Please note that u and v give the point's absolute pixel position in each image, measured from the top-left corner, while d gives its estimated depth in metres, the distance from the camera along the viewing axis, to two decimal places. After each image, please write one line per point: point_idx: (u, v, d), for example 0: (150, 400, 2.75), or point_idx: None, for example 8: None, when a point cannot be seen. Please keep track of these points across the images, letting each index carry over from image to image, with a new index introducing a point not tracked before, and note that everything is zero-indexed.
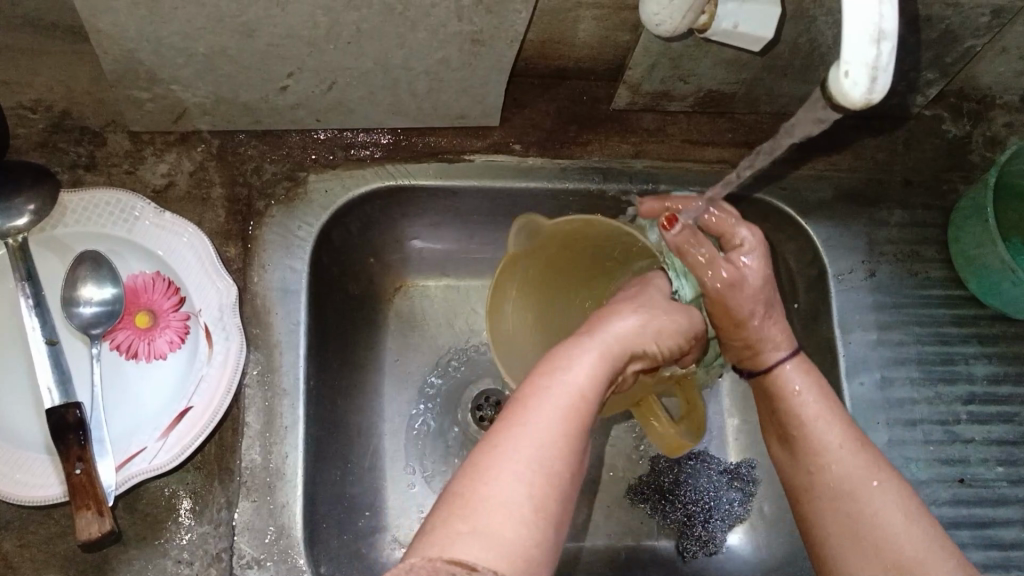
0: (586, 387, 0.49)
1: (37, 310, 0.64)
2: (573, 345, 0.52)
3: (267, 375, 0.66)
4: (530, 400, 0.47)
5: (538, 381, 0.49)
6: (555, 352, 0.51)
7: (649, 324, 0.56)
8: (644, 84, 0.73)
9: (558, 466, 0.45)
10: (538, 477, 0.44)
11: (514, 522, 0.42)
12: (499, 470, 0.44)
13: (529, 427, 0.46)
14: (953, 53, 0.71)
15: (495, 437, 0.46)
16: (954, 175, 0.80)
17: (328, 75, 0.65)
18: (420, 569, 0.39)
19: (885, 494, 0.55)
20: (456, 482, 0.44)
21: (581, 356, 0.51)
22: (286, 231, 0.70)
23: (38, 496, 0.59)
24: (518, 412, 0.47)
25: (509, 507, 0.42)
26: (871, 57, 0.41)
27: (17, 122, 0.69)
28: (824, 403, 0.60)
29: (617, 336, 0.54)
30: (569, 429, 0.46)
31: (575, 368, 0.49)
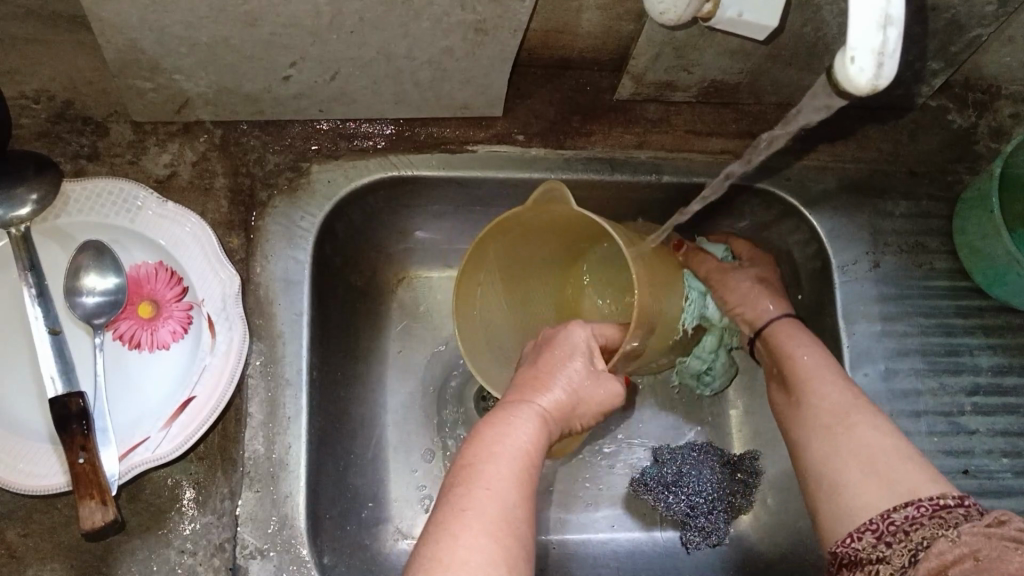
0: (519, 454, 0.53)
1: (40, 300, 0.63)
2: (513, 412, 0.56)
3: (270, 366, 0.66)
4: (473, 478, 0.51)
5: (482, 456, 0.53)
6: (497, 419, 0.56)
7: (570, 395, 0.60)
8: (648, 74, 0.72)
9: (516, 539, 0.49)
10: (502, 549, 0.47)
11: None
12: (462, 550, 0.47)
13: (475, 502, 0.49)
14: (959, 42, 0.70)
15: (450, 518, 0.49)
16: (959, 166, 0.80)
17: (332, 65, 0.65)
18: None
19: (866, 429, 0.57)
20: (428, 553, 0.47)
21: (521, 424, 0.55)
22: (289, 222, 0.70)
23: (42, 486, 0.59)
24: (466, 492, 0.50)
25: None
26: (878, 42, 0.41)
27: (19, 112, 0.69)
28: (820, 357, 0.65)
29: (544, 402, 0.58)
30: (517, 503, 0.50)
31: (510, 444, 0.54)
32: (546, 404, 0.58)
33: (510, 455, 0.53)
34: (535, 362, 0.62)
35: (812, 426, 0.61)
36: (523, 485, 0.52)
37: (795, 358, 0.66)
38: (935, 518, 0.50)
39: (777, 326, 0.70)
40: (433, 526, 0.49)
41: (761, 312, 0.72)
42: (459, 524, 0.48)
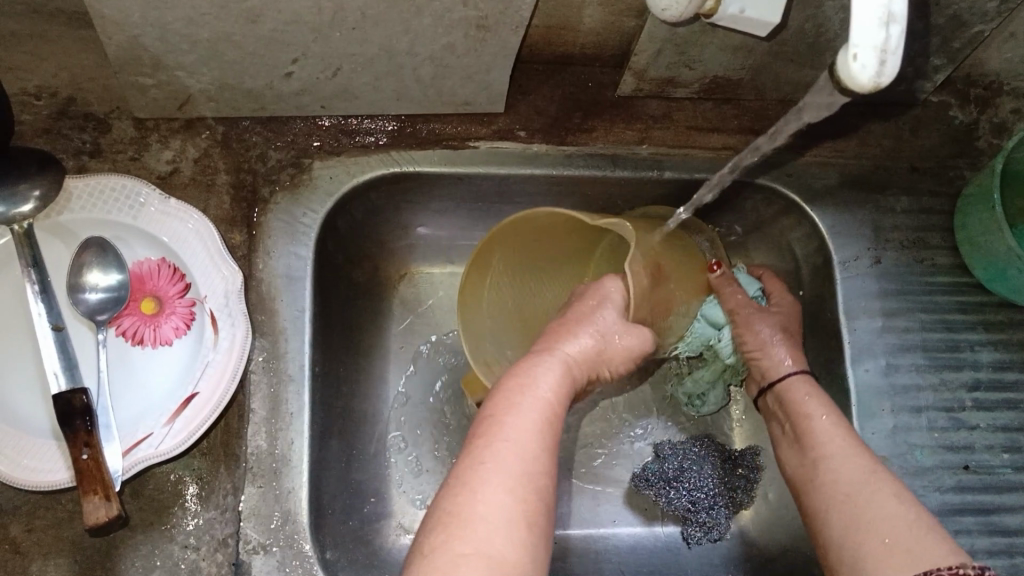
0: (543, 401, 0.55)
1: (43, 296, 0.63)
2: (539, 362, 0.59)
3: (273, 362, 0.66)
4: (499, 422, 0.53)
5: (506, 401, 0.54)
6: (520, 371, 0.58)
7: (589, 349, 0.61)
8: (649, 70, 0.72)
9: (538, 475, 0.51)
10: (521, 498, 0.49)
11: (508, 540, 0.46)
12: (486, 491, 0.48)
13: (501, 446, 0.51)
14: (961, 38, 0.70)
15: (477, 456, 0.51)
16: (960, 162, 0.80)
17: (333, 61, 0.65)
18: None
19: (882, 497, 0.55)
20: (446, 501, 0.49)
21: (545, 374, 0.57)
22: (291, 218, 0.70)
23: (45, 482, 0.59)
24: (492, 433, 0.52)
25: (497, 530, 0.47)
26: (881, 40, 0.41)
27: (21, 108, 0.69)
28: (833, 424, 0.64)
29: (567, 353, 0.60)
30: (537, 447, 0.52)
31: (536, 391, 0.55)
32: (570, 355, 0.60)
33: (536, 400, 0.55)
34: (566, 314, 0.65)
35: (830, 502, 0.58)
36: (544, 426, 0.54)
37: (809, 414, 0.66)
38: None
39: (790, 380, 0.70)
40: (460, 472, 0.50)
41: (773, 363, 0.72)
42: (479, 470, 0.49)
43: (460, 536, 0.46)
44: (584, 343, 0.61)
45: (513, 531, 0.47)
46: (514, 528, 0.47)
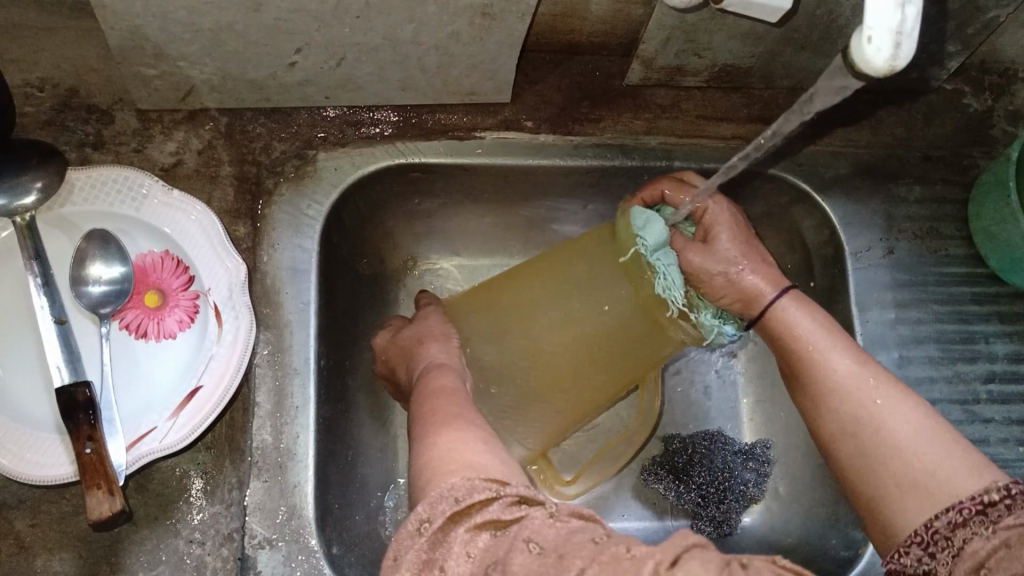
0: (455, 383, 0.59)
1: (46, 289, 0.63)
2: (430, 371, 0.61)
3: (278, 355, 0.66)
4: (423, 407, 0.55)
5: (431, 407, 0.55)
6: (426, 386, 0.59)
7: (451, 353, 0.65)
8: (658, 58, 0.71)
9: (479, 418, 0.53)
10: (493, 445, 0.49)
11: (484, 452, 0.47)
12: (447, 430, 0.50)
13: (434, 410, 0.54)
14: (975, 24, 0.69)
15: (426, 423, 0.52)
16: (974, 150, 0.79)
17: (338, 51, 0.64)
18: (465, 488, 0.42)
19: (903, 412, 0.52)
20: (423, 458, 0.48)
21: (449, 380, 0.59)
22: (296, 210, 0.69)
23: (49, 477, 0.58)
24: (422, 413, 0.55)
25: (472, 448, 0.48)
26: (896, 22, 0.40)
27: (23, 100, 0.68)
28: (833, 340, 0.58)
29: (446, 356, 0.64)
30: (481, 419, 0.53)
31: (441, 381, 0.59)
32: (445, 356, 0.64)
33: (448, 386, 0.58)
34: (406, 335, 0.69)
35: (842, 408, 0.54)
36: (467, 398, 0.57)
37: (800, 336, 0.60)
38: (977, 515, 0.44)
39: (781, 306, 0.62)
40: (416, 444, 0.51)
41: (752, 290, 0.64)
42: (444, 433, 0.50)
43: (446, 460, 0.46)
44: (443, 350, 0.65)
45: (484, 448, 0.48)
46: (488, 447, 0.48)
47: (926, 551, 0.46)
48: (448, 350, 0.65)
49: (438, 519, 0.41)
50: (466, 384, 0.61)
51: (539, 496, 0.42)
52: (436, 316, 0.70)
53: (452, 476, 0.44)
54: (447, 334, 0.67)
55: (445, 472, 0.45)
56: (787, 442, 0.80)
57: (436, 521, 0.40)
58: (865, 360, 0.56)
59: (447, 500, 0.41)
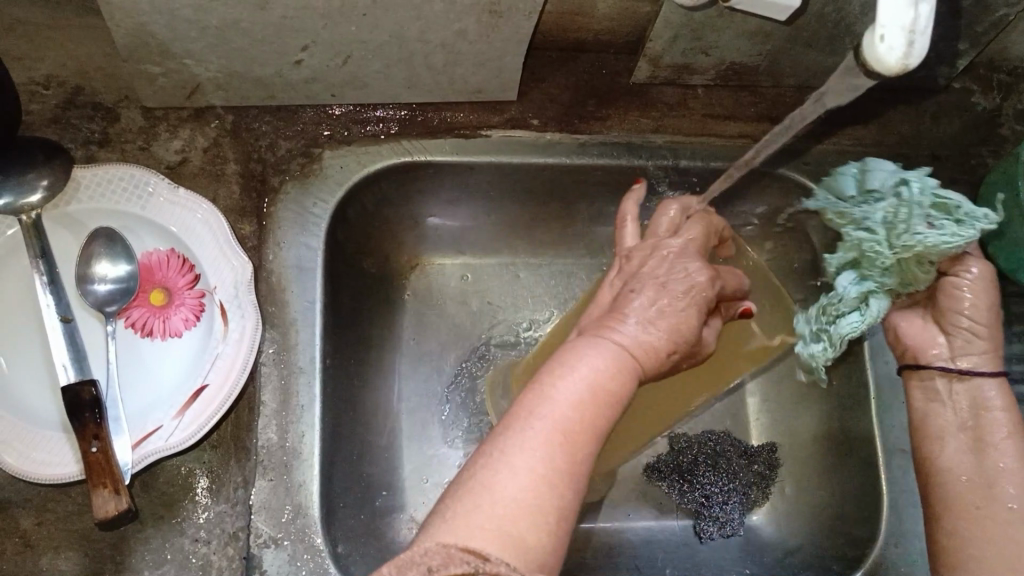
0: (594, 376, 0.50)
1: (52, 287, 0.63)
2: (589, 343, 0.54)
3: (283, 354, 0.66)
4: (534, 392, 0.49)
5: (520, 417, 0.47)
6: (567, 353, 0.52)
7: (642, 338, 0.55)
8: (665, 56, 0.71)
9: (561, 446, 0.46)
10: (544, 482, 0.44)
11: (515, 491, 0.43)
12: (507, 450, 0.45)
13: (531, 414, 0.47)
14: (986, 22, 0.69)
15: (507, 424, 0.47)
16: (983, 149, 0.78)
17: (343, 48, 0.64)
18: (433, 556, 0.39)
19: None
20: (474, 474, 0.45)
21: (590, 360, 0.51)
22: (301, 208, 0.69)
23: (55, 475, 0.58)
24: (523, 403, 0.48)
25: (511, 478, 0.44)
26: (909, 20, 0.40)
27: (29, 98, 0.68)
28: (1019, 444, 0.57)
29: (623, 338, 0.55)
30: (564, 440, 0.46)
31: (580, 365, 0.51)
32: (625, 340, 0.55)
33: (575, 371, 0.50)
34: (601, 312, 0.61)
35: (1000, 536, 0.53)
36: (593, 397, 0.49)
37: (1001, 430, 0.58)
38: None
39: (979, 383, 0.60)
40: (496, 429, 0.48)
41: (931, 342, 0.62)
42: (507, 444, 0.46)
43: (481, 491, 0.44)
44: (644, 300, 0.58)
45: (526, 473, 0.44)
46: (539, 473, 0.44)
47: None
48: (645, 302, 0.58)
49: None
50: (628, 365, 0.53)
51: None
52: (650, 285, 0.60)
53: (458, 525, 0.42)
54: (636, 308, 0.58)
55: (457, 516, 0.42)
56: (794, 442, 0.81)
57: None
58: None
59: (417, 567, 0.39)
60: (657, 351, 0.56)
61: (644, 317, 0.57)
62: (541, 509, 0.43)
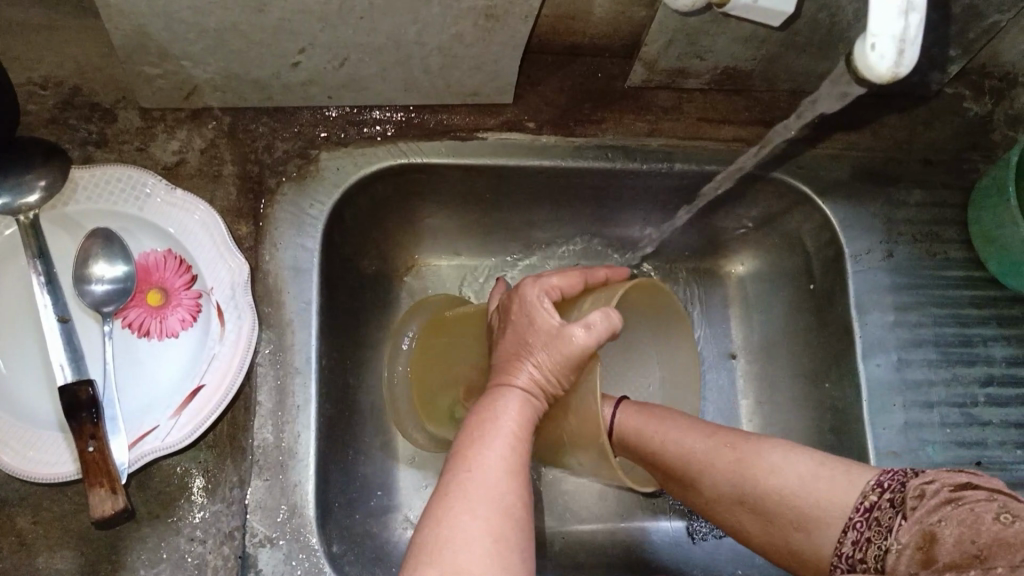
0: (509, 430, 0.53)
1: (49, 287, 0.63)
2: (497, 397, 0.55)
3: (280, 354, 0.66)
4: (465, 467, 0.50)
5: (455, 485, 0.49)
6: (481, 410, 0.55)
7: (542, 371, 0.56)
8: (660, 60, 0.71)
9: (505, 513, 0.48)
10: (491, 541, 0.46)
11: (475, 562, 0.45)
12: (457, 521, 0.47)
13: (469, 481, 0.49)
14: (977, 28, 0.70)
15: (446, 493, 0.49)
16: (974, 154, 0.79)
17: (340, 51, 0.64)
18: None
19: (781, 461, 0.56)
20: (421, 550, 0.47)
21: (502, 414, 0.54)
22: (298, 209, 0.69)
23: (52, 475, 0.58)
24: (458, 469, 0.50)
25: (468, 551, 0.46)
26: (900, 29, 0.41)
27: (27, 98, 0.69)
28: (687, 424, 0.61)
29: (524, 381, 0.56)
30: (502, 502, 0.48)
31: (500, 422, 0.53)
32: (525, 382, 0.56)
33: (497, 432, 0.52)
34: (506, 336, 0.60)
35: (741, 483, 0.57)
36: (514, 456, 0.52)
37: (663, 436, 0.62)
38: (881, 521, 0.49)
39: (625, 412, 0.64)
40: (433, 497, 0.50)
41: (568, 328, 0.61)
42: (450, 514, 0.47)
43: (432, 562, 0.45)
44: (540, 305, 0.58)
45: (479, 550, 0.46)
46: (483, 539, 0.46)
47: (847, 574, 0.51)
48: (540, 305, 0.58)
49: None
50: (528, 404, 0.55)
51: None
52: (535, 302, 0.58)
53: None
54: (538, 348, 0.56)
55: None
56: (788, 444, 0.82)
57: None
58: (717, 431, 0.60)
59: None
60: (553, 389, 0.56)
61: (547, 349, 0.56)
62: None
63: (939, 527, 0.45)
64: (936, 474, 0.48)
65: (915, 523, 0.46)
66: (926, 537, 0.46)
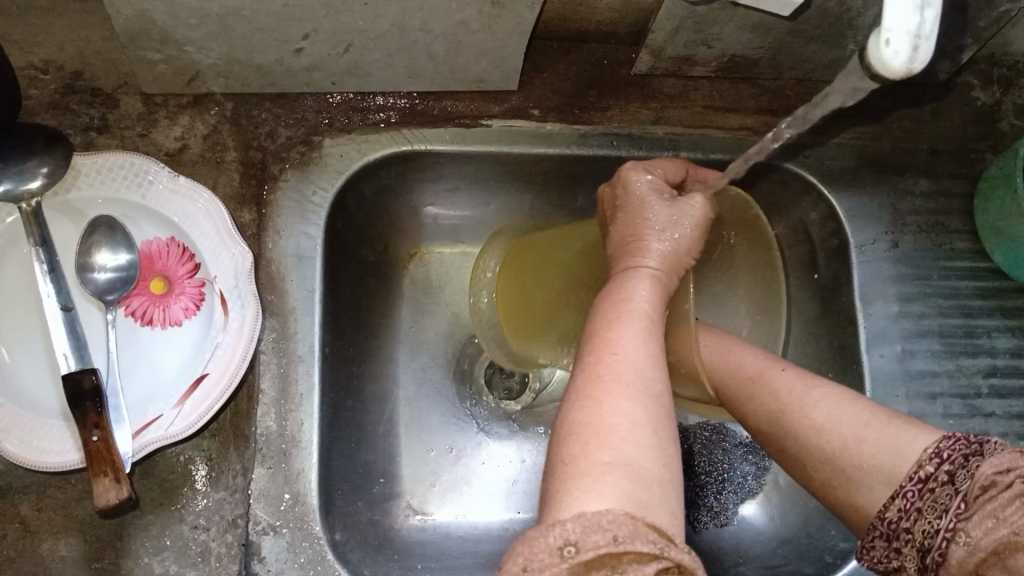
0: (644, 311, 0.50)
1: (52, 276, 0.63)
2: (625, 280, 0.53)
3: (283, 342, 0.66)
4: (608, 337, 0.47)
5: (604, 352, 0.46)
6: (611, 291, 0.52)
7: (671, 249, 0.56)
8: (667, 48, 0.71)
9: (656, 399, 0.44)
10: (654, 413, 0.43)
11: (648, 449, 0.41)
12: (617, 404, 0.43)
13: (621, 360, 0.45)
14: (988, 17, 0.69)
15: (600, 374, 0.45)
16: (982, 144, 0.78)
17: (344, 37, 0.64)
18: (616, 526, 0.36)
19: (829, 405, 0.52)
20: (573, 415, 0.43)
21: (637, 291, 0.52)
22: (301, 196, 0.69)
23: (56, 464, 0.58)
24: (604, 347, 0.46)
25: (636, 434, 0.41)
26: (915, 24, 0.40)
27: (28, 82, 0.68)
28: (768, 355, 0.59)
29: (652, 261, 0.55)
30: (657, 376, 0.46)
31: (635, 304, 0.50)
32: (656, 263, 0.55)
33: (634, 312, 0.49)
34: (614, 227, 0.59)
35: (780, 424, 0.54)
36: (655, 340, 0.48)
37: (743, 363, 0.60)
38: (932, 499, 0.44)
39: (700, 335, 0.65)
40: (578, 379, 0.45)
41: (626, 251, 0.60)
42: (609, 382, 0.44)
43: (593, 432, 0.41)
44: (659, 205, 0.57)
45: (644, 421, 0.42)
46: (645, 412, 0.43)
47: (888, 544, 0.46)
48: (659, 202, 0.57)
49: (586, 552, 0.35)
50: (663, 293, 0.53)
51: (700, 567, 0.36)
52: (652, 196, 0.58)
53: (603, 479, 0.39)
54: (664, 227, 0.56)
55: (589, 471, 0.39)
56: None
57: (585, 555, 0.35)
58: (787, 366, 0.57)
59: (601, 534, 0.36)
60: (680, 264, 0.56)
61: (676, 226, 0.56)
62: (666, 464, 0.41)
63: (1019, 535, 0.39)
64: (1011, 460, 0.41)
65: (987, 518, 0.41)
66: (1003, 544, 0.39)
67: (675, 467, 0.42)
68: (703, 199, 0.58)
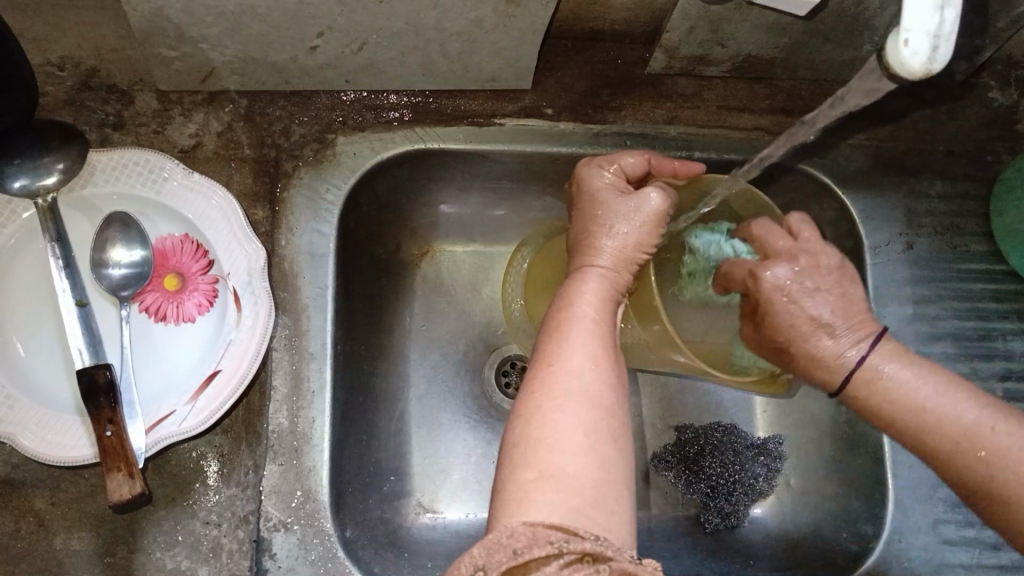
0: (587, 314, 0.52)
1: (67, 271, 0.63)
2: (574, 282, 0.55)
3: (295, 339, 0.66)
4: (551, 346, 0.50)
5: (544, 362, 0.49)
6: (560, 294, 0.55)
7: (621, 244, 0.57)
8: (681, 47, 0.70)
9: (596, 402, 0.47)
10: (585, 415, 0.46)
11: (576, 456, 0.44)
12: (550, 417, 0.45)
13: (556, 370, 0.48)
14: (1005, 18, 0.68)
15: (537, 386, 0.47)
16: (999, 145, 0.78)
17: (359, 35, 0.64)
18: (521, 536, 0.39)
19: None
20: (514, 433, 0.46)
21: (585, 291, 0.54)
22: (314, 194, 0.69)
23: (71, 458, 0.59)
24: (543, 357, 0.49)
25: (568, 445, 0.44)
26: (934, 25, 0.40)
27: (45, 79, 0.68)
28: (936, 384, 0.53)
29: (603, 261, 0.57)
30: (594, 376, 0.48)
31: (576, 308, 0.52)
32: (606, 262, 0.57)
33: (575, 317, 0.51)
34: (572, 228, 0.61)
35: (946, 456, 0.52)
36: (596, 340, 0.50)
37: (887, 378, 0.55)
38: None
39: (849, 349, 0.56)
40: (521, 396, 0.48)
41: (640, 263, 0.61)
42: (544, 398, 0.47)
43: (523, 450, 0.45)
44: (614, 203, 0.59)
45: (574, 428, 0.45)
46: (576, 420, 0.45)
47: None
48: (613, 201, 0.59)
49: (492, 571, 0.38)
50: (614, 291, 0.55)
51: (611, 550, 0.39)
52: (607, 197, 0.59)
53: (530, 496, 0.42)
54: (617, 224, 0.58)
55: (520, 490, 0.43)
56: (800, 435, 0.81)
57: (491, 574, 0.38)
58: (949, 385, 0.53)
59: (504, 550, 0.38)
60: (635, 258, 0.58)
61: (629, 221, 0.58)
62: (599, 466, 0.44)
63: None
64: None
65: None
66: None
67: (612, 462, 0.45)
68: (658, 192, 0.58)
